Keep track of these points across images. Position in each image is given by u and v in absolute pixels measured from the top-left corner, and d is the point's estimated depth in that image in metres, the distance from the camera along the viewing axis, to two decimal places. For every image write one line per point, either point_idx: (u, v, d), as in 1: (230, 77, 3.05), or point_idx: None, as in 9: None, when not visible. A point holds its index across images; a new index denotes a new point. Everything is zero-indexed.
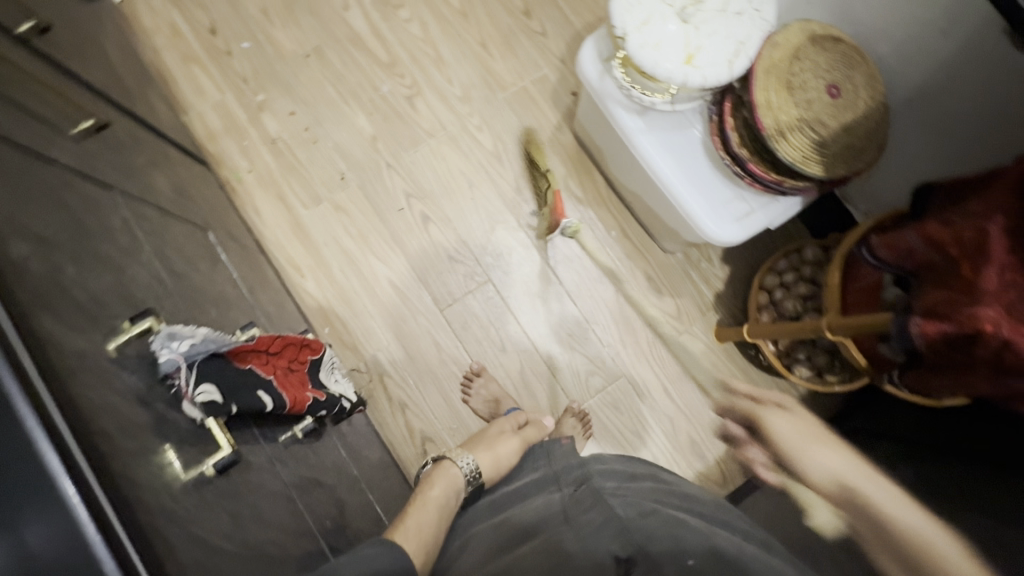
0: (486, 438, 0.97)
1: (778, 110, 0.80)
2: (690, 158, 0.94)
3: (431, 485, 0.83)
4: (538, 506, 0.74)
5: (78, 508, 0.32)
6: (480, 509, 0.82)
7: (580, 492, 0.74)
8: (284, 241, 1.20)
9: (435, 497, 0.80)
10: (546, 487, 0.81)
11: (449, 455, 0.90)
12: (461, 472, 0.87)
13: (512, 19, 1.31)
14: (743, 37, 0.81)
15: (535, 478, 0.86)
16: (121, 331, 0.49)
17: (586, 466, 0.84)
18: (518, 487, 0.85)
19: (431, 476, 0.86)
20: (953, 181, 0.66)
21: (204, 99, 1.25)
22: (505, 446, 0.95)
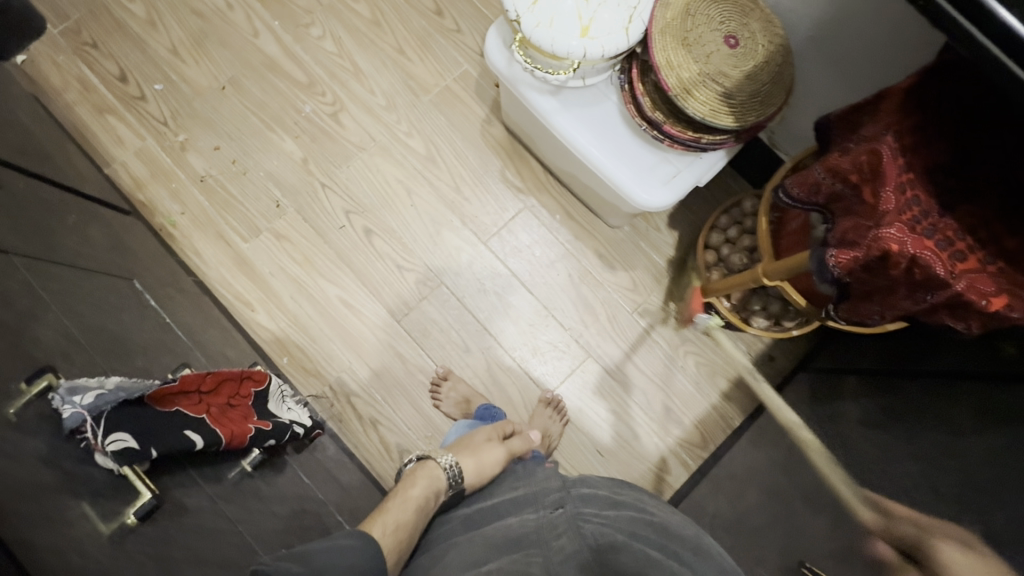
0: (470, 440, 0.89)
1: (680, 68, 0.80)
2: (610, 129, 0.94)
3: (412, 485, 0.77)
4: (515, 532, 0.66)
5: None
6: (456, 521, 0.74)
7: (564, 532, 0.66)
8: (229, 278, 1.18)
9: (414, 499, 0.73)
10: (524, 506, 0.72)
11: (430, 454, 0.83)
12: (443, 472, 0.80)
13: (425, 19, 1.30)
14: (634, 3, 0.82)
15: (513, 495, 0.75)
16: (18, 396, 0.47)
17: (574, 485, 0.77)
18: (497, 502, 0.75)
19: (413, 473, 0.79)
20: (847, 111, 0.68)
21: (125, 148, 1.22)
22: (489, 451, 0.87)
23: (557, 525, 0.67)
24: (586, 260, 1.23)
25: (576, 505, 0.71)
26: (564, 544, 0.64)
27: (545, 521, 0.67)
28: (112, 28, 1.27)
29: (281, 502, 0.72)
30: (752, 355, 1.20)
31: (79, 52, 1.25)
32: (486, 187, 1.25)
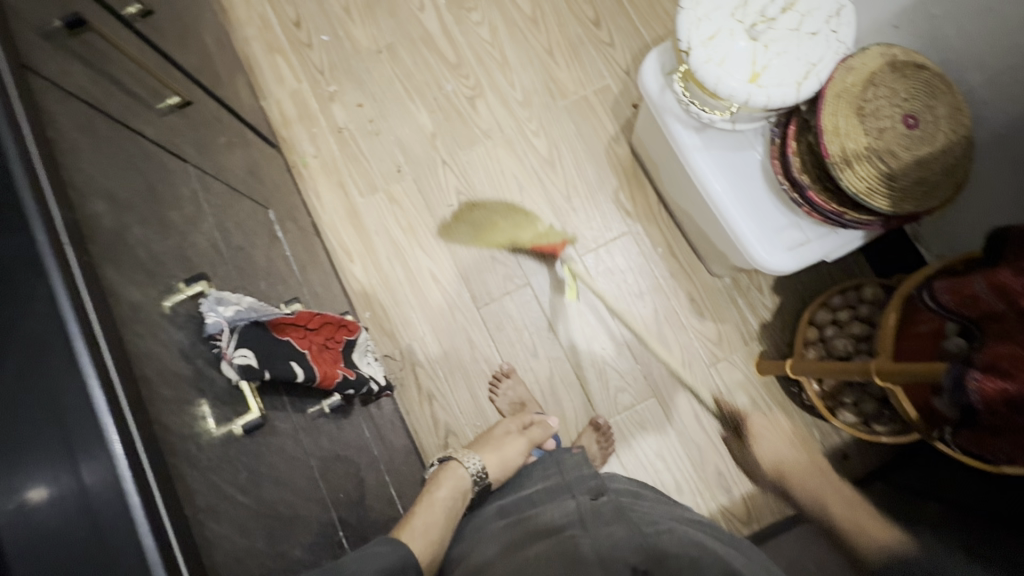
0: (493, 438, 0.97)
1: (845, 138, 0.76)
2: (747, 180, 0.91)
3: (438, 485, 0.82)
4: (550, 524, 0.66)
5: (116, 452, 0.37)
6: (486, 512, 0.80)
7: (616, 522, 0.63)
8: (339, 225, 1.26)
9: (441, 500, 0.78)
10: (560, 493, 0.76)
11: (456, 457, 0.90)
12: (467, 474, 0.86)
13: (581, 27, 1.31)
14: (814, 59, 0.77)
15: (548, 485, 0.80)
16: (176, 291, 0.53)
17: (604, 480, 0.80)
18: (532, 494, 0.79)
19: (437, 477, 0.85)
20: None
21: (283, 87, 1.33)
22: (513, 445, 0.96)
23: (603, 516, 0.66)
24: (676, 301, 1.20)
25: (613, 498, 0.73)
26: (615, 530, 0.62)
27: (587, 507, 0.69)
28: None
29: (343, 450, 0.75)
30: (827, 446, 1.12)
31: None
32: (596, 203, 1.25)
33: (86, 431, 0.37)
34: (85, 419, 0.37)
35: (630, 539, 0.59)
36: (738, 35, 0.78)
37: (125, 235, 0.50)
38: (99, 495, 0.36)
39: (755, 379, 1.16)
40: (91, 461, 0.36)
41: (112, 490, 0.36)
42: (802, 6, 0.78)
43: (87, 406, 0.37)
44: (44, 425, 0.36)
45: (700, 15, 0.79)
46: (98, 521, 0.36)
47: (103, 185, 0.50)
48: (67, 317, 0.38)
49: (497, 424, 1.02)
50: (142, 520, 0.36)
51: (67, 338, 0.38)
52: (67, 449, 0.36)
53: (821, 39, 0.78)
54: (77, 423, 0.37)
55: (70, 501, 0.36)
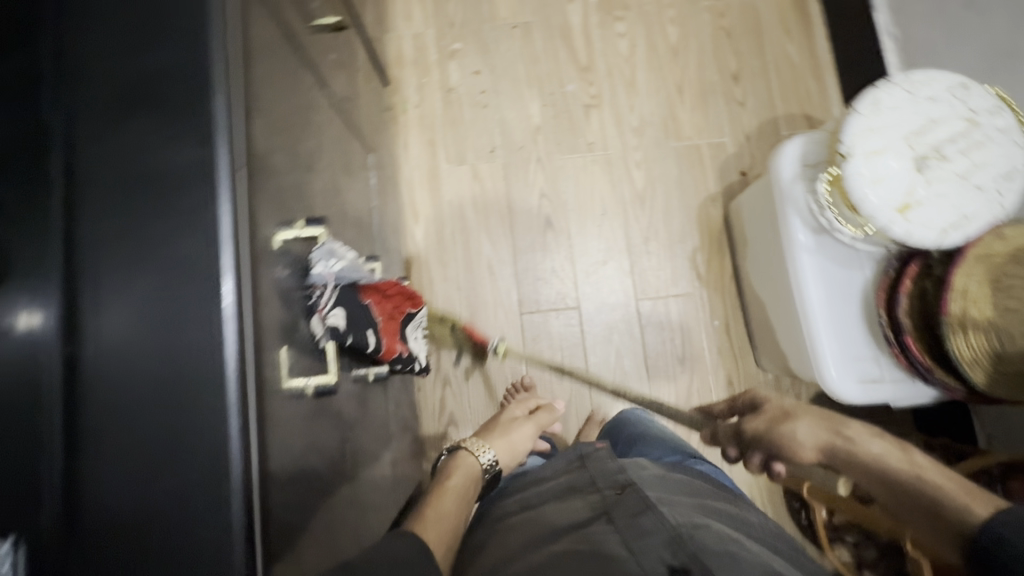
0: (501, 427, 0.95)
1: (966, 304, 0.74)
2: (845, 299, 0.88)
3: (450, 474, 0.79)
4: (577, 517, 0.64)
5: (227, 348, 0.34)
6: (505, 502, 0.76)
7: (644, 509, 0.64)
8: (415, 183, 1.23)
9: (454, 486, 0.75)
10: (581, 488, 0.72)
11: (466, 447, 0.86)
12: (478, 462, 0.82)
13: (720, 76, 1.27)
14: (969, 212, 0.74)
15: (565, 474, 0.77)
16: (293, 227, 0.50)
17: (630, 467, 0.77)
18: (549, 485, 0.76)
19: (447, 466, 0.81)
20: None
21: (408, 26, 1.29)
22: (519, 432, 0.94)
23: (631, 506, 0.65)
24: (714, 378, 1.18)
25: (639, 488, 0.69)
26: (647, 523, 0.62)
27: (612, 499, 0.67)
28: None
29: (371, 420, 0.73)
30: None
31: None
32: (671, 254, 1.22)
33: (205, 317, 0.34)
34: (207, 303, 0.34)
35: (660, 534, 0.60)
36: (903, 161, 0.74)
37: (270, 157, 0.46)
38: (203, 379, 0.33)
39: (761, 481, 1.14)
40: (208, 345, 0.34)
41: (214, 384, 0.33)
42: (978, 156, 0.74)
43: (214, 292, 0.34)
44: (180, 312, 0.34)
45: (873, 127, 0.76)
46: (195, 405, 0.33)
47: (266, 99, 0.47)
48: (220, 206, 0.35)
49: (503, 411, 1.01)
50: (235, 430, 0.33)
51: (214, 223, 0.34)
52: (191, 322, 0.34)
53: (984, 196, 0.74)
54: (200, 306, 0.34)
55: (180, 371, 0.34)
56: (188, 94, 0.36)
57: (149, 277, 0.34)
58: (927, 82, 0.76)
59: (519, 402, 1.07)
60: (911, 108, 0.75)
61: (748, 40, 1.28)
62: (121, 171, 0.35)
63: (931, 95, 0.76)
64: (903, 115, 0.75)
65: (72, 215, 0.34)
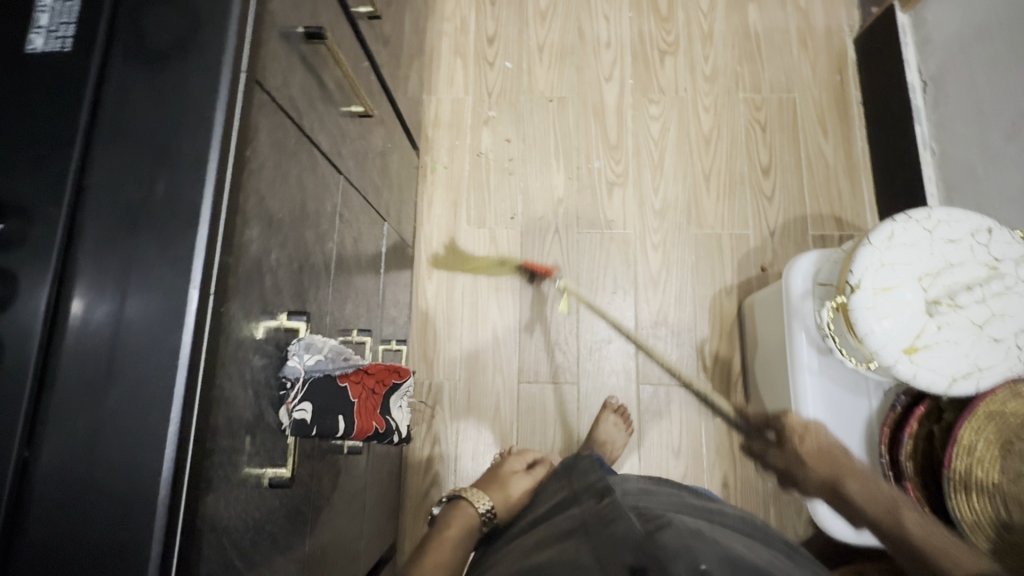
0: (498, 478, 0.94)
1: (974, 461, 0.69)
2: (846, 428, 0.83)
3: (447, 526, 0.81)
4: (561, 528, 0.60)
5: (164, 473, 0.36)
6: (509, 532, 0.73)
7: (618, 517, 0.57)
8: (434, 240, 1.27)
9: (449, 541, 0.77)
10: (570, 507, 0.67)
11: (465, 495, 0.85)
12: (477, 512, 0.82)
13: (749, 168, 1.26)
14: (983, 364, 0.70)
15: (558, 497, 0.72)
16: (276, 320, 0.53)
17: (617, 480, 0.71)
18: (548, 507, 0.71)
19: (446, 517, 0.83)
20: None
21: (449, 91, 1.35)
22: (516, 485, 0.92)
23: (606, 515, 0.59)
24: (709, 478, 1.13)
25: (619, 498, 0.63)
26: (616, 530, 0.55)
27: (591, 509, 0.61)
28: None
29: (342, 491, 0.74)
30: None
31: None
32: (679, 342, 1.20)
33: (150, 439, 0.36)
34: (154, 426, 0.36)
35: (627, 537, 0.53)
36: (915, 301, 0.72)
37: (261, 260, 0.50)
38: (137, 500, 0.36)
39: None
40: (148, 467, 0.36)
41: (146, 506, 0.36)
42: (999, 305, 0.70)
43: (162, 417, 0.37)
44: (129, 431, 0.36)
45: (885, 261, 0.73)
46: (124, 523, 0.35)
47: (266, 207, 0.50)
48: (183, 335, 0.38)
49: (503, 463, 0.99)
50: (157, 552, 0.35)
51: (175, 352, 0.37)
52: (136, 443, 0.36)
53: (1001, 348, 0.70)
54: (148, 428, 0.36)
55: (117, 488, 0.36)
56: (176, 227, 0.39)
57: (109, 395, 0.37)
58: (948, 221, 0.74)
59: (519, 449, 1.05)
60: (928, 247, 0.73)
61: (783, 135, 1.28)
62: (106, 292, 0.38)
63: (951, 236, 0.73)
64: (918, 253, 0.73)
65: (53, 328, 0.38)
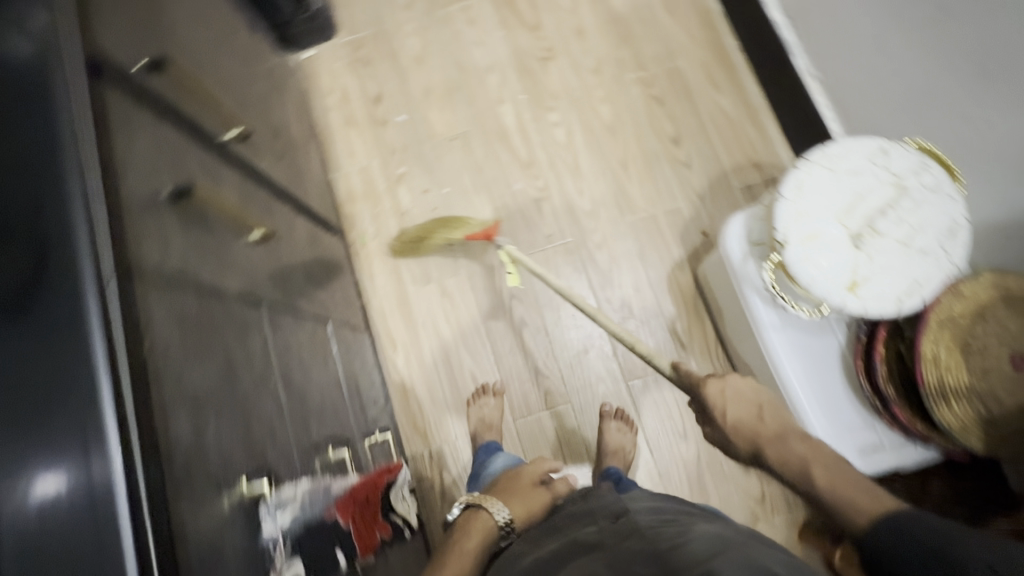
0: (516, 488, 0.90)
1: (943, 369, 0.72)
2: (824, 370, 0.86)
3: (468, 535, 0.79)
4: (576, 539, 0.60)
5: None
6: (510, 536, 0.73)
7: (633, 533, 0.58)
8: (387, 312, 1.25)
9: (470, 553, 0.75)
10: (583, 520, 0.66)
11: (485, 504, 0.84)
12: (495, 521, 0.81)
13: (660, 143, 1.29)
14: (920, 278, 0.72)
15: (575, 508, 0.72)
16: (237, 492, 0.52)
17: (627, 501, 0.71)
18: (556, 517, 0.72)
19: (466, 525, 0.82)
20: None
21: (353, 162, 1.33)
22: (536, 498, 0.87)
23: (622, 532, 0.59)
24: (721, 447, 1.15)
25: (635, 516, 0.63)
26: (632, 545, 0.55)
27: (609, 528, 0.61)
28: (386, 54, 1.39)
29: None
30: None
31: (352, 64, 1.39)
32: (651, 330, 1.20)
33: None
34: None
35: (645, 551, 0.53)
36: (840, 240, 0.74)
37: (199, 443, 0.48)
38: None
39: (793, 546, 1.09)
40: None
41: None
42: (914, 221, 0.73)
43: None
44: None
45: (802, 211, 0.75)
46: None
47: (187, 387, 0.48)
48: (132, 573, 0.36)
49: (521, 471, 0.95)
50: None
51: None
52: None
53: (930, 259, 0.72)
54: None
55: None
56: (76, 419, 0.37)
57: None
58: (845, 156, 0.76)
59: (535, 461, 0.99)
60: (835, 185, 0.75)
61: (680, 102, 1.31)
62: (4, 517, 0.35)
63: (852, 169, 0.76)
64: (829, 194, 0.75)
65: None
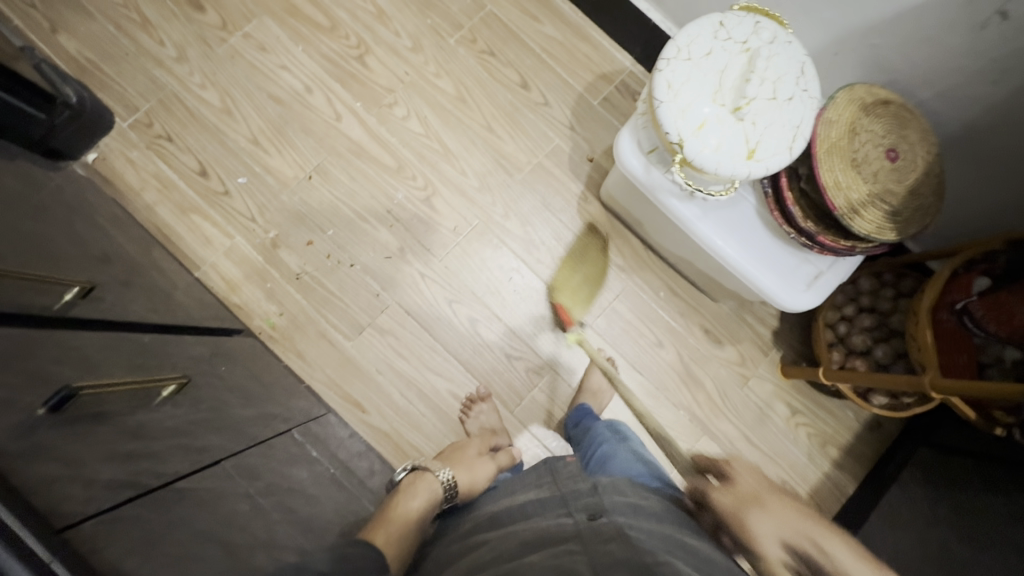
0: (463, 460, 0.94)
1: (846, 189, 0.80)
2: (752, 232, 0.93)
3: (414, 496, 0.83)
4: (548, 533, 0.64)
5: None
6: (477, 526, 0.76)
7: (613, 535, 0.61)
8: (336, 379, 1.14)
9: (417, 511, 0.80)
10: (554, 511, 0.70)
11: (427, 467, 0.89)
12: (438, 483, 0.86)
13: (512, 93, 1.26)
14: (797, 122, 0.79)
15: (546, 494, 0.76)
16: None
17: (604, 492, 0.73)
18: (524, 504, 0.76)
19: (408, 485, 0.86)
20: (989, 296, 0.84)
21: (214, 249, 1.16)
22: (481, 470, 0.93)
23: (602, 532, 0.63)
24: (693, 336, 1.22)
25: (613, 516, 0.66)
26: (610, 545, 0.60)
27: (586, 526, 0.64)
28: (187, 118, 1.20)
29: None
30: (860, 421, 1.20)
31: (153, 146, 1.18)
32: (588, 267, 1.22)
33: None
34: None
35: (626, 558, 0.57)
36: (724, 118, 0.78)
37: None
38: None
39: (783, 384, 1.21)
40: None
41: None
42: (772, 75, 0.78)
43: None
44: None
45: (682, 106, 0.78)
46: None
47: None
48: None
49: (469, 443, 1.00)
50: None
51: None
52: None
53: (798, 101, 0.79)
54: None
55: None
56: None
57: None
58: (693, 41, 0.79)
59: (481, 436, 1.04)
60: (698, 71, 0.78)
61: (511, 46, 1.28)
62: None
63: (704, 51, 0.79)
64: (696, 82, 0.78)
65: None
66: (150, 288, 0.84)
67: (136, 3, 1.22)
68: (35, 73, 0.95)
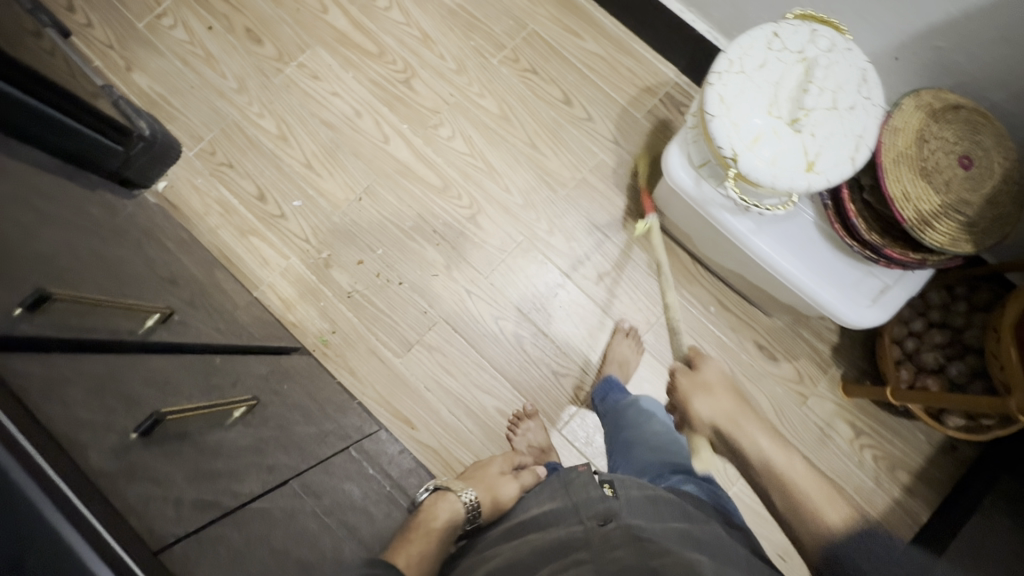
0: (485, 478, 0.93)
1: (915, 200, 0.76)
2: (811, 246, 0.89)
3: (434, 518, 0.82)
4: (560, 543, 0.65)
5: None
6: (490, 537, 0.78)
7: (622, 541, 0.63)
8: (386, 396, 1.16)
9: (438, 534, 0.79)
10: (564, 518, 0.71)
11: (450, 487, 0.87)
12: (460, 504, 0.84)
13: (555, 110, 1.27)
14: (860, 131, 0.76)
15: (556, 503, 0.75)
16: None
17: (612, 495, 0.72)
18: (539, 512, 0.76)
19: (432, 505, 0.84)
20: None
21: (271, 269, 1.21)
22: (503, 487, 0.92)
23: (610, 539, 0.64)
24: (747, 352, 1.18)
25: (623, 520, 0.67)
26: (621, 554, 0.61)
27: (596, 535, 0.65)
28: (247, 145, 1.27)
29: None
30: (932, 443, 1.13)
31: (216, 173, 1.25)
32: (634, 282, 1.21)
33: None
34: None
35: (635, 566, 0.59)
36: (780, 131, 0.76)
37: None
38: None
39: (845, 403, 1.15)
40: None
41: None
42: (831, 84, 0.76)
43: None
44: None
45: (735, 120, 0.76)
46: None
47: None
48: None
49: (493, 461, 0.98)
50: None
51: None
52: None
53: (860, 111, 0.76)
54: None
55: None
56: None
57: None
58: (746, 53, 0.77)
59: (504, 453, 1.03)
60: (751, 84, 0.77)
61: (553, 64, 1.29)
62: None
63: (758, 62, 0.77)
64: (750, 94, 0.76)
65: None
66: (218, 310, 0.88)
67: (201, 40, 1.30)
68: (114, 109, 1.02)
